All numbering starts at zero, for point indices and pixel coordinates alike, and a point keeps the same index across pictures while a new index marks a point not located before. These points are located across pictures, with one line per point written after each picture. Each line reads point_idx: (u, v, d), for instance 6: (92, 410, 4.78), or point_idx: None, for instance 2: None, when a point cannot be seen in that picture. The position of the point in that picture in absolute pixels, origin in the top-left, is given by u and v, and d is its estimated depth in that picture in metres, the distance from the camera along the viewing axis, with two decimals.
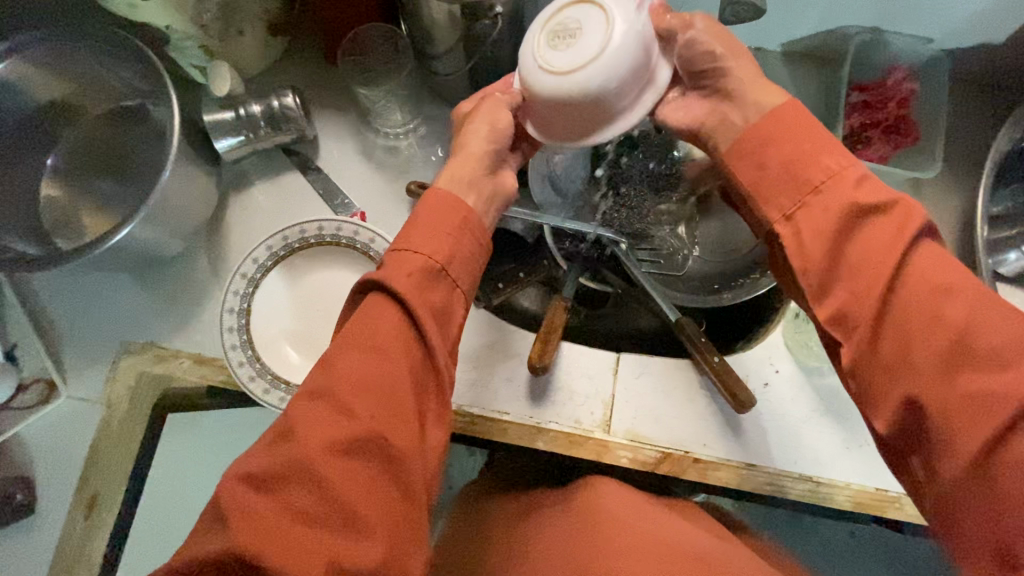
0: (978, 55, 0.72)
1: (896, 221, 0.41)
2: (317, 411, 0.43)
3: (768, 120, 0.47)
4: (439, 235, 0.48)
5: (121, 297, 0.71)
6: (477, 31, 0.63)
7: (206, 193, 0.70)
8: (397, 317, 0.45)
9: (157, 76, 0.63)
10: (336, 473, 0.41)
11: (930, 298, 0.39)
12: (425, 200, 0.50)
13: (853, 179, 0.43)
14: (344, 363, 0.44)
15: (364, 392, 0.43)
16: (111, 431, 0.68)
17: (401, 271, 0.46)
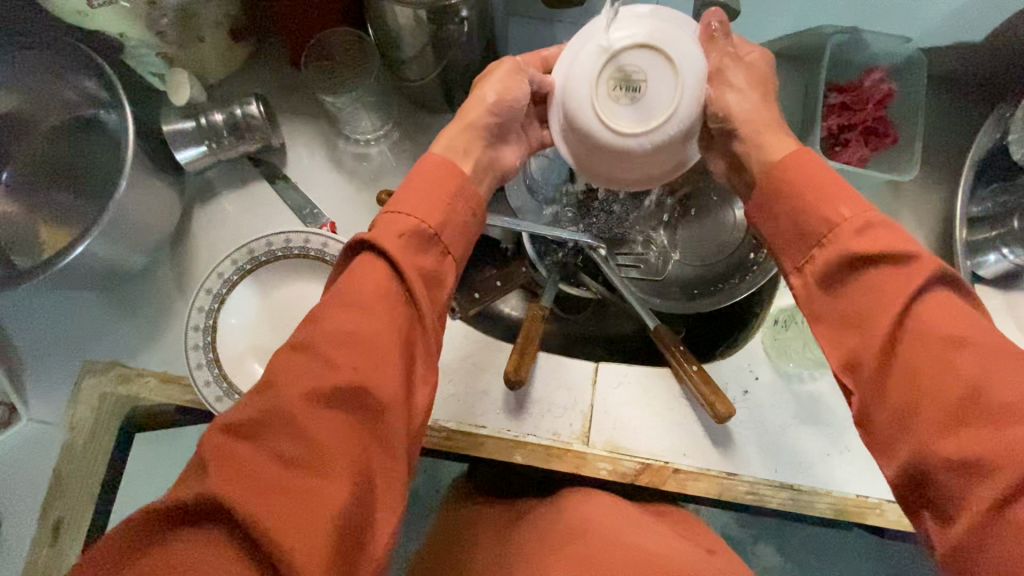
0: (955, 54, 0.71)
1: (911, 272, 0.38)
2: (299, 362, 0.39)
3: (772, 165, 0.46)
4: (425, 199, 0.46)
5: (83, 314, 0.69)
6: (446, 37, 0.61)
7: (169, 206, 0.68)
8: (384, 273, 0.42)
9: (111, 84, 0.60)
10: (318, 423, 0.37)
11: (941, 348, 0.37)
12: (419, 167, 0.48)
13: (858, 226, 0.41)
14: (331, 316, 0.40)
15: (350, 345, 0.39)
16: (74, 454, 0.66)
17: (390, 235, 0.43)
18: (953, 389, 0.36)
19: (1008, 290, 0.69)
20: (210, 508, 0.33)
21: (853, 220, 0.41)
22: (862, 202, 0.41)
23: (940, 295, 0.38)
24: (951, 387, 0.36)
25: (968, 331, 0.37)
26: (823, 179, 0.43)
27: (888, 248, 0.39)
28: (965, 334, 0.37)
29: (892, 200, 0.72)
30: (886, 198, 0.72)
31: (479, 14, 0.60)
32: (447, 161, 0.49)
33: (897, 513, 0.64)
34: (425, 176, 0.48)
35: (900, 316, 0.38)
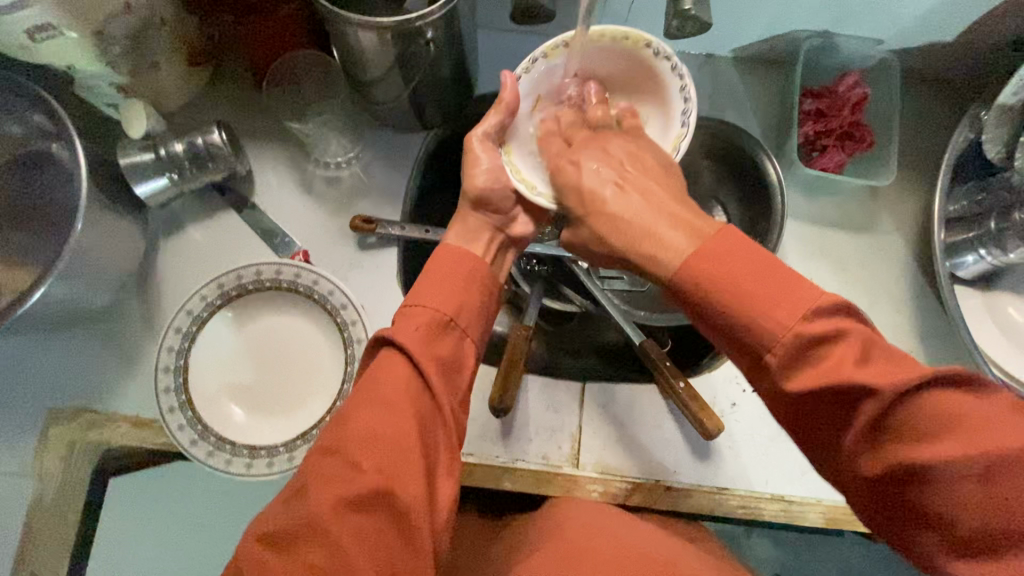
0: (926, 55, 0.71)
1: (871, 405, 0.36)
2: (327, 469, 0.39)
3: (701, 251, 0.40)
4: (445, 295, 0.46)
5: (47, 358, 0.66)
6: (413, 58, 0.59)
7: (132, 241, 0.65)
8: (405, 375, 0.42)
9: (60, 120, 0.57)
10: (348, 533, 0.38)
11: (932, 478, 0.36)
12: (435, 260, 0.49)
13: (795, 355, 0.38)
14: (356, 418, 0.41)
15: (375, 448, 0.40)
16: (46, 504, 0.63)
17: (411, 329, 0.44)
18: (958, 508, 0.36)
19: (986, 290, 0.69)
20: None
21: (790, 348, 0.38)
22: (803, 300, 0.38)
23: (911, 412, 0.36)
24: (957, 506, 0.36)
25: (958, 448, 0.35)
26: (752, 294, 0.39)
27: (841, 378, 0.36)
28: (955, 459, 0.35)
29: (871, 203, 0.72)
30: (864, 203, 0.72)
31: (446, 33, 0.58)
32: (465, 253, 0.49)
33: None
34: (444, 269, 0.48)
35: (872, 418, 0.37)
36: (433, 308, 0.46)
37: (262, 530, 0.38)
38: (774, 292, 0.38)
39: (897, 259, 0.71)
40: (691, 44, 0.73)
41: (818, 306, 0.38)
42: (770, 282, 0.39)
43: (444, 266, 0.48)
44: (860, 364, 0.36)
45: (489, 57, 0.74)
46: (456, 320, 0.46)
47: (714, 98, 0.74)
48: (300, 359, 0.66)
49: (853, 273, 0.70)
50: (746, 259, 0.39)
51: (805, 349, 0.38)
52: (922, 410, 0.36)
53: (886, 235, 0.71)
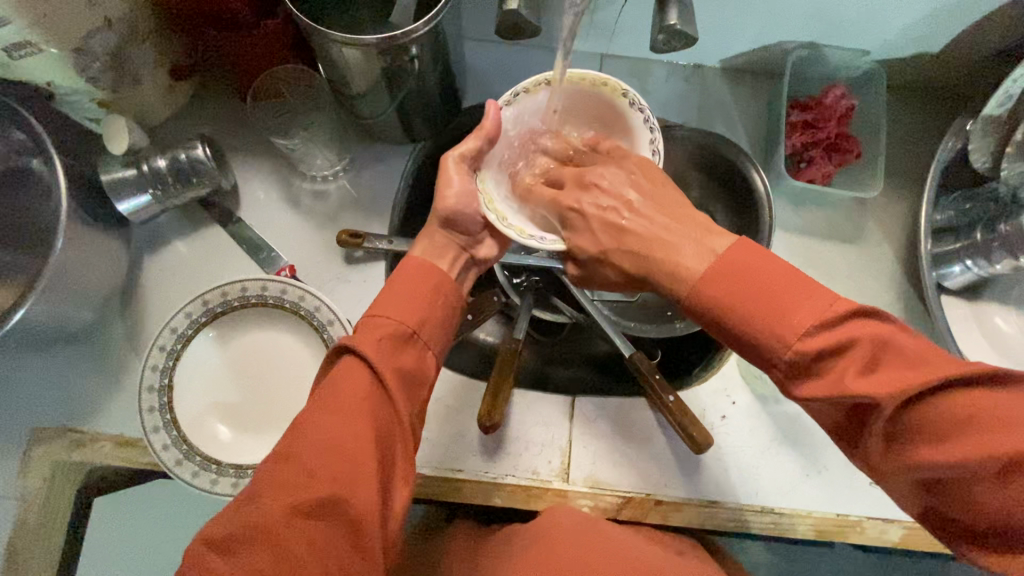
0: (913, 66, 0.71)
1: (880, 415, 0.37)
2: (280, 474, 0.39)
3: (710, 269, 0.43)
4: (408, 305, 0.46)
5: (30, 376, 0.65)
6: (398, 73, 0.59)
7: (114, 258, 0.64)
8: (364, 382, 0.42)
9: (39, 137, 0.57)
10: (298, 539, 0.37)
11: (953, 475, 0.37)
12: (399, 271, 0.48)
13: (806, 366, 0.39)
14: (312, 424, 0.40)
15: (330, 454, 0.39)
16: (30, 526, 0.62)
17: (370, 339, 0.44)
18: (986, 502, 0.37)
19: (973, 301, 0.69)
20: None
21: (796, 362, 0.39)
22: (813, 310, 0.39)
23: (921, 414, 0.37)
24: (982, 497, 0.37)
25: (978, 450, 0.35)
26: (752, 309, 0.41)
27: (847, 390, 0.37)
28: (972, 459, 0.36)
29: (859, 214, 0.72)
30: (852, 213, 0.72)
31: (431, 49, 0.57)
32: (429, 267, 0.49)
33: (878, 530, 0.64)
34: (408, 279, 0.48)
35: (891, 424, 0.38)
36: (393, 317, 0.45)
37: (211, 534, 0.37)
38: (775, 305, 0.40)
39: (885, 269, 0.71)
40: (678, 55, 0.73)
41: (822, 316, 0.38)
42: (772, 294, 0.40)
43: (407, 276, 0.48)
44: (865, 376, 0.37)
45: (476, 69, 0.73)
46: (416, 330, 0.46)
47: (701, 109, 0.74)
48: (287, 375, 0.65)
49: (841, 283, 0.70)
50: (757, 274, 0.41)
51: (813, 361, 0.38)
52: (934, 414, 0.36)
53: (874, 245, 0.71)
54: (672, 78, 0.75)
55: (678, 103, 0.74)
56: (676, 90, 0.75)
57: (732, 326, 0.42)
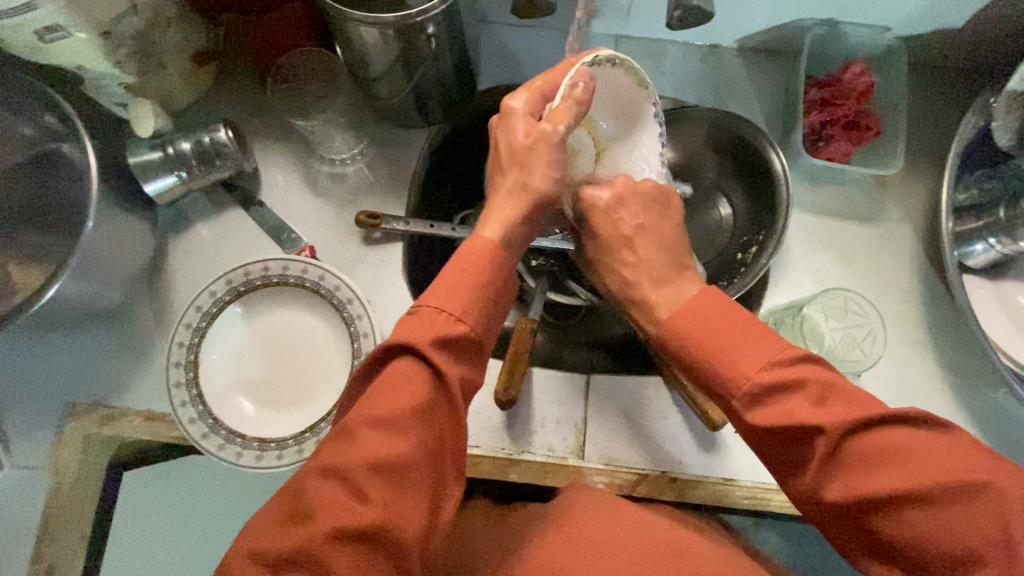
0: (935, 42, 0.70)
1: (820, 443, 0.39)
2: (331, 491, 0.39)
3: (678, 312, 0.47)
4: (470, 303, 0.44)
5: (63, 355, 0.67)
6: (415, 52, 0.59)
7: (142, 239, 0.66)
8: (423, 395, 0.41)
9: (70, 120, 0.59)
10: (346, 564, 0.38)
11: (879, 508, 0.38)
12: (456, 261, 0.46)
13: (759, 396, 0.42)
14: (362, 440, 0.40)
15: (384, 475, 0.39)
16: (62, 495, 0.64)
17: (429, 338, 0.42)
18: (915, 540, 0.37)
19: (996, 280, 0.68)
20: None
21: (752, 392, 0.42)
22: (770, 346, 0.43)
23: (859, 446, 0.39)
24: (904, 533, 0.38)
25: (906, 481, 0.37)
26: (716, 347, 0.44)
27: (794, 418, 0.39)
28: (901, 487, 0.37)
29: (878, 192, 0.71)
30: (871, 192, 0.71)
31: (448, 28, 0.58)
32: (487, 262, 0.46)
33: None
34: (464, 269, 0.45)
35: (829, 456, 0.39)
36: (458, 318, 0.44)
37: (260, 549, 0.38)
38: (736, 348, 0.43)
39: (905, 248, 0.70)
40: (694, 36, 0.73)
41: (777, 357, 0.42)
42: (735, 335, 0.44)
43: (463, 267, 0.45)
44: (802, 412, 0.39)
45: (491, 52, 0.74)
46: (479, 341, 0.45)
47: (718, 90, 0.74)
48: (308, 353, 0.67)
49: (860, 263, 0.70)
50: (721, 317, 0.45)
51: (768, 393, 0.41)
52: (871, 445, 0.39)
53: (894, 225, 0.71)
54: (689, 59, 0.74)
55: (694, 84, 0.74)
56: (692, 71, 0.74)
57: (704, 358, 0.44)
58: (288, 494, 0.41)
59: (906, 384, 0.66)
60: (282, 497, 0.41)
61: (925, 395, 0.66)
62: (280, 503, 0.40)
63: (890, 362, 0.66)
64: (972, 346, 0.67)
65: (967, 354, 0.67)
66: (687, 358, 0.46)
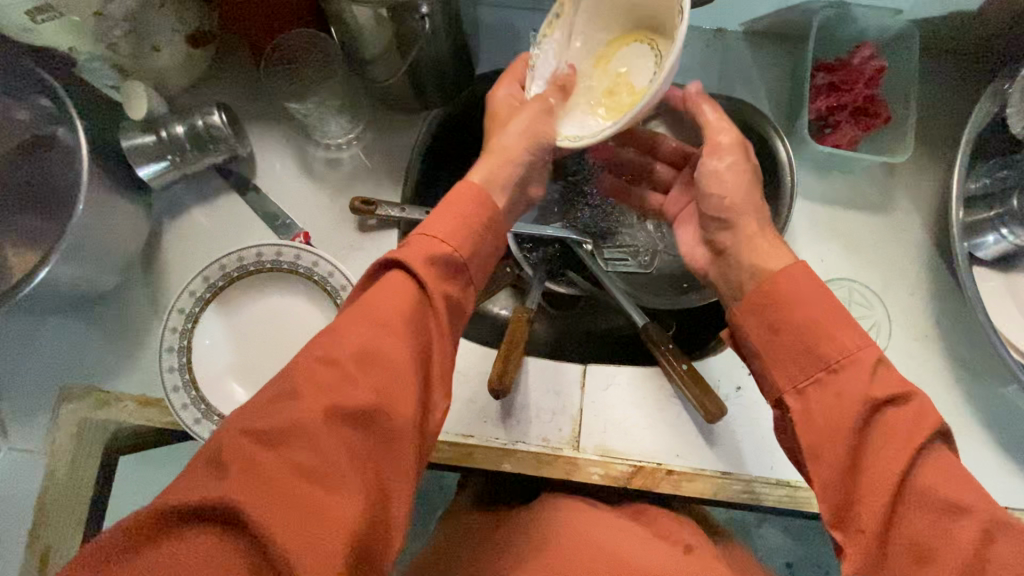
0: (949, 26, 0.68)
1: (916, 430, 0.40)
2: (320, 373, 0.39)
3: (780, 275, 0.47)
4: (456, 226, 0.46)
5: (58, 340, 0.67)
6: (409, 33, 0.58)
7: (136, 224, 0.65)
8: (411, 301, 0.43)
9: (62, 102, 0.58)
10: (335, 441, 0.37)
11: (939, 516, 0.39)
12: (453, 193, 0.48)
13: (870, 369, 0.42)
14: (354, 333, 0.41)
15: (374, 364, 0.40)
16: (56, 480, 0.64)
17: (417, 254, 0.44)
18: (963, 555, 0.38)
19: (1008, 272, 0.66)
20: (221, 512, 0.33)
21: (864, 363, 0.42)
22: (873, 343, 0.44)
23: (941, 457, 0.40)
24: (954, 552, 0.38)
25: (979, 501, 0.38)
26: (819, 320, 0.45)
27: (901, 397, 0.41)
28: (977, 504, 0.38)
29: (887, 182, 0.69)
30: (880, 181, 0.69)
31: (441, 8, 0.57)
32: (482, 189, 0.49)
33: None
34: (448, 199, 0.48)
35: (915, 447, 0.40)
36: (442, 239, 0.45)
37: (247, 422, 0.36)
38: (849, 326, 0.44)
39: (914, 239, 0.68)
40: (698, 19, 0.71)
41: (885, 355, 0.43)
42: (847, 318, 0.45)
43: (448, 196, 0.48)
44: (904, 405, 0.41)
45: (490, 36, 0.73)
46: (467, 262, 0.47)
47: (723, 75, 0.72)
48: (301, 340, 0.66)
49: (866, 254, 0.68)
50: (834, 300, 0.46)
51: (879, 372, 0.42)
52: (948, 460, 0.40)
53: (902, 215, 0.69)
54: (693, 43, 0.73)
55: (699, 69, 0.72)
56: (697, 55, 0.72)
57: (811, 321, 0.45)
58: (274, 382, 0.40)
59: (911, 378, 0.64)
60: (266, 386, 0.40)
61: (931, 389, 0.64)
62: (262, 393, 0.39)
63: (893, 357, 0.65)
64: (981, 340, 0.65)
65: (975, 348, 0.65)
66: (777, 327, 0.46)
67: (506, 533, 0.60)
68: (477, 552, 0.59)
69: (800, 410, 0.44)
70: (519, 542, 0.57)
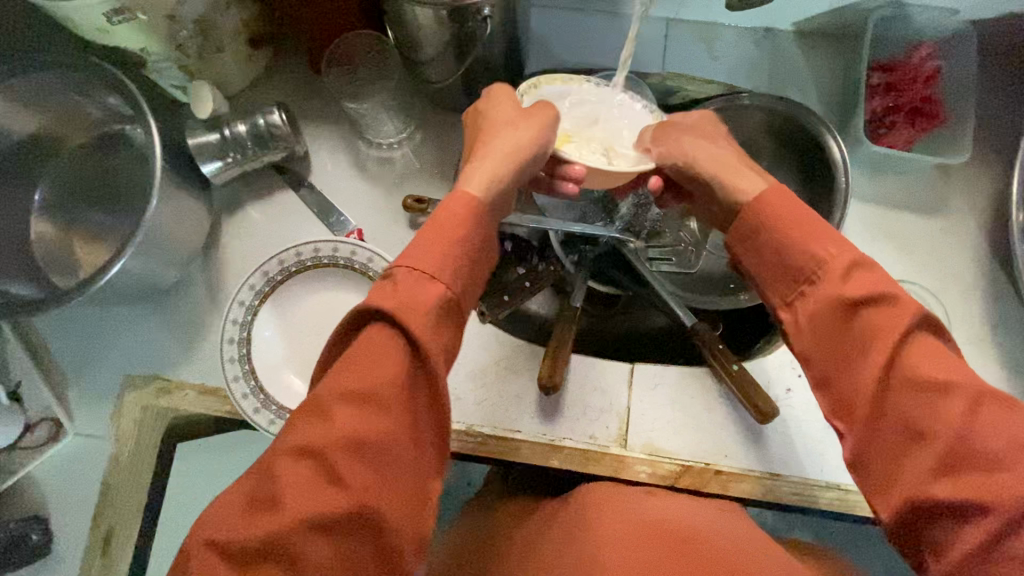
0: (1009, 25, 0.66)
1: (895, 314, 0.42)
2: (302, 470, 0.39)
3: (758, 203, 0.49)
4: (444, 265, 0.45)
5: (121, 332, 0.70)
6: (467, 34, 0.59)
7: (199, 220, 0.67)
8: (398, 370, 0.41)
9: (131, 98, 0.60)
10: (318, 548, 0.38)
11: (924, 395, 0.40)
12: (440, 216, 0.47)
13: (845, 265, 0.44)
14: (339, 416, 0.40)
15: (360, 453, 0.39)
16: (121, 465, 0.67)
17: (405, 306, 0.43)
18: (947, 426, 0.39)
19: None
20: None
21: (839, 264, 0.44)
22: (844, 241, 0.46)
23: (921, 342, 0.41)
24: (939, 425, 0.39)
25: (960, 377, 0.40)
26: (796, 234, 0.47)
27: (877, 291, 0.42)
28: (958, 378, 0.40)
29: (942, 184, 0.68)
30: (934, 183, 0.68)
31: (501, 10, 0.58)
32: (470, 212, 0.48)
33: None
34: (439, 232, 0.46)
35: (897, 345, 0.41)
36: (431, 276, 0.44)
37: (222, 536, 0.37)
38: (817, 233, 0.46)
39: (970, 242, 0.67)
40: (749, 19, 0.71)
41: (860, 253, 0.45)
42: (820, 228, 0.47)
43: (439, 225, 0.46)
44: (889, 305, 0.42)
45: (540, 37, 0.73)
46: (455, 301, 0.46)
47: (773, 75, 0.72)
48: None
49: (920, 255, 0.67)
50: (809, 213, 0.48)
51: (854, 271, 0.44)
52: (928, 343, 0.41)
53: (958, 217, 0.68)
54: (742, 43, 0.72)
55: (748, 70, 0.72)
56: (746, 55, 0.72)
57: (785, 238, 0.47)
58: (254, 478, 0.40)
59: None
60: (248, 478, 0.41)
61: None
62: (242, 486, 0.40)
63: None
64: None
65: None
66: (765, 259, 0.49)
67: (547, 515, 0.61)
68: (521, 535, 0.61)
69: (793, 320, 0.47)
70: (560, 516, 0.59)
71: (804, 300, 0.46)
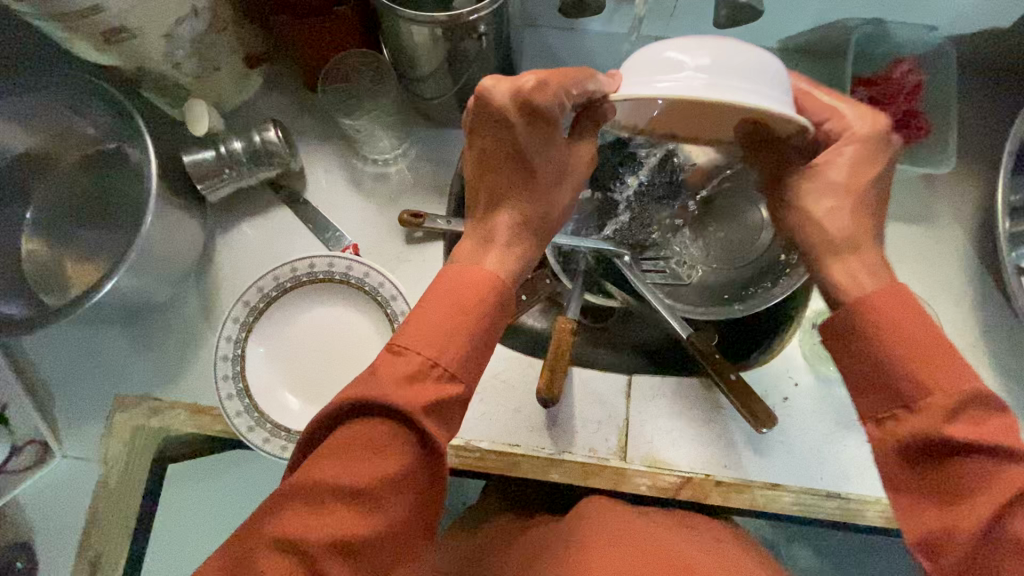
0: (985, 41, 0.69)
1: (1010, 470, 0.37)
2: (284, 565, 0.36)
3: (857, 300, 0.42)
4: (464, 349, 0.42)
5: (111, 351, 0.69)
6: (462, 52, 0.60)
7: (193, 237, 0.67)
8: (398, 470, 0.39)
9: (128, 118, 0.60)
10: None
11: None
12: (464, 284, 0.44)
13: (959, 399, 0.38)
14: (331, 513, 0.38)
15: (349, 551, 0.37)
16: (110, 487, 0.65)
17: (418, 401, 0.39)
18: None
19: None
20: None
21: (954, 397, 0.38)
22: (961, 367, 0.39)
23: None
24: None
25: None
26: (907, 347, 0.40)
27: (989, 437, 0.37)
28: None
29: (928, 195, 0.70)
30: (920, 194, 0.70)
31: (496, 30, 0.59)
32: (494, 279, 0.44)
33: None
34: (456, 302, 0.43)
35: (1006, 504, 0.36)
36: (450, 372, 0.41)
37: None
38: (933, 350, 0.40)
39: (957, 252, 0.68)
40: (736, 36, 0.72)
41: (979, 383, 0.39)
42: (935, 345, 0.40)
43: (461, 295, 0.43)
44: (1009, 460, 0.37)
45: (533, 55, 0.75)
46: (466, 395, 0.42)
47: None
48: (348, 350, 0.67)
49: (910, 265, 0.68)
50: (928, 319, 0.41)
51: (967, 408, 0.38)
52: None
53: (944, 227, 0.69)
54: None
55: None
56: None
57: (890, 348, 0.41)
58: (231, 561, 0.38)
59: None
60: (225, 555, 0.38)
61: None
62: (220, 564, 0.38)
63: None
64: None
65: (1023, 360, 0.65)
66: None
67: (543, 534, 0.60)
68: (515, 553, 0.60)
69: (881, 441, 0.41)
70: (558, 537, 0.58)
71: (901, 426, 0.40)
